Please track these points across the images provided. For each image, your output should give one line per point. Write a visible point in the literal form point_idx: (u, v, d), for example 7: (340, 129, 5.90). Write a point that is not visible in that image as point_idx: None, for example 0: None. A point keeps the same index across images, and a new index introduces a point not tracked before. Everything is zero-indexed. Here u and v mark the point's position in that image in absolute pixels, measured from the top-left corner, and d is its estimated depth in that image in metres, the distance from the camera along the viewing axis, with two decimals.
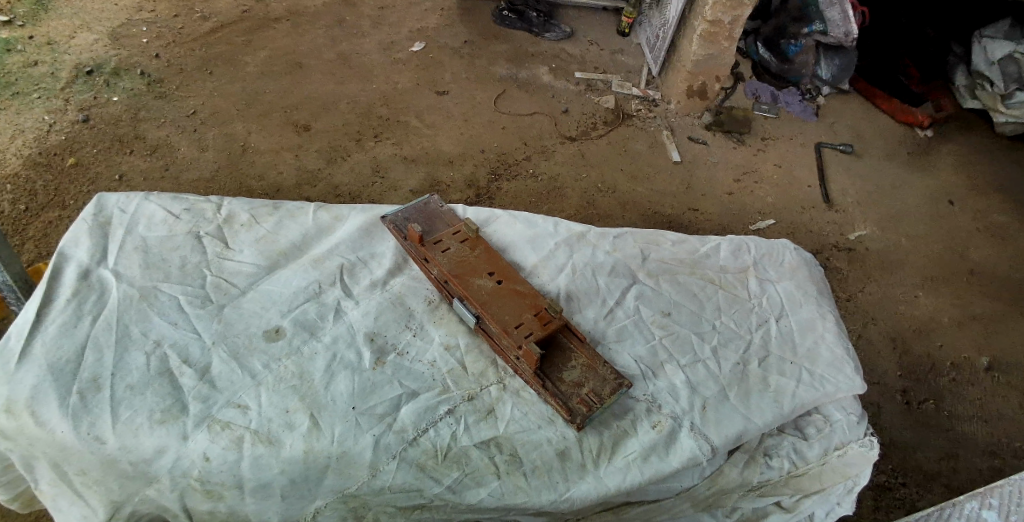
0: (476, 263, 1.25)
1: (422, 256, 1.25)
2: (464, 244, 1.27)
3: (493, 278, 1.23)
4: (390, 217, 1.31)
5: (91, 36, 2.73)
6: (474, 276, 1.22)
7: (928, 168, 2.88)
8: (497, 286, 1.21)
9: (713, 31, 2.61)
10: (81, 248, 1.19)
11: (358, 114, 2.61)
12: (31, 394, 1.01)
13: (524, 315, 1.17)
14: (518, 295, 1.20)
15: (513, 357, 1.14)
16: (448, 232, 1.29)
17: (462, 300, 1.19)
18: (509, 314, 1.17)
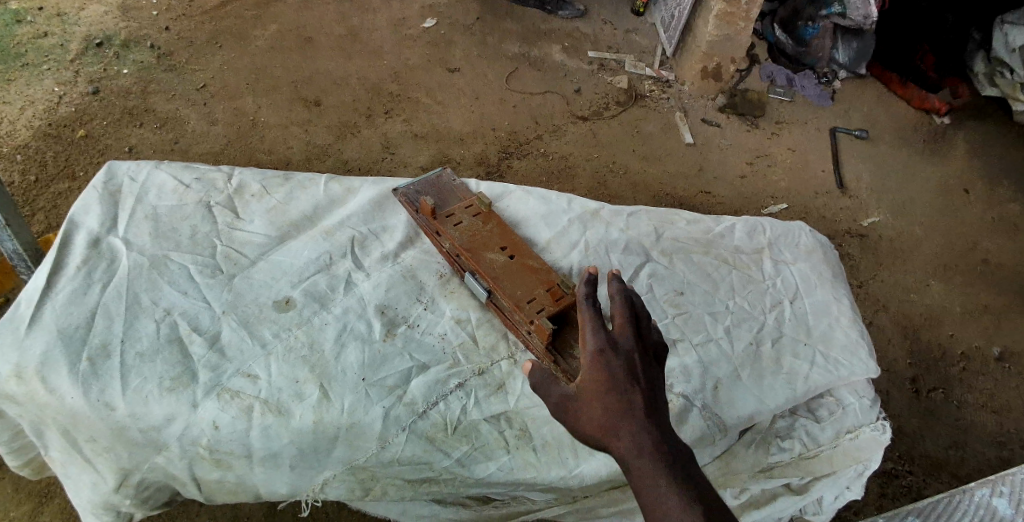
0: (489, 237, 1.23)
1: (434, 230, 1.24)
2: (476, 218, 1.26)
3: (505, 253, 1.21)
4: (402, 191, 1.31)
5: (101, 8, 2.71)
6: (486, 250, 1.21)
7: (944, 155, 2.84)
8: (509, 261, 1.20)
9: (730, 11, 2.56)
10: (91, 215, 1.18)
11: (368, 90, 2.59)
12: (41, 360, 1.01)
13: (536, 290, 1.16)
14: (529, 270, 1.19)
15: (525, 331, 1.12)
16: (460, 206, 1.28)
17: (474, 274, 1.18)
18: (521, 289, 1.15)
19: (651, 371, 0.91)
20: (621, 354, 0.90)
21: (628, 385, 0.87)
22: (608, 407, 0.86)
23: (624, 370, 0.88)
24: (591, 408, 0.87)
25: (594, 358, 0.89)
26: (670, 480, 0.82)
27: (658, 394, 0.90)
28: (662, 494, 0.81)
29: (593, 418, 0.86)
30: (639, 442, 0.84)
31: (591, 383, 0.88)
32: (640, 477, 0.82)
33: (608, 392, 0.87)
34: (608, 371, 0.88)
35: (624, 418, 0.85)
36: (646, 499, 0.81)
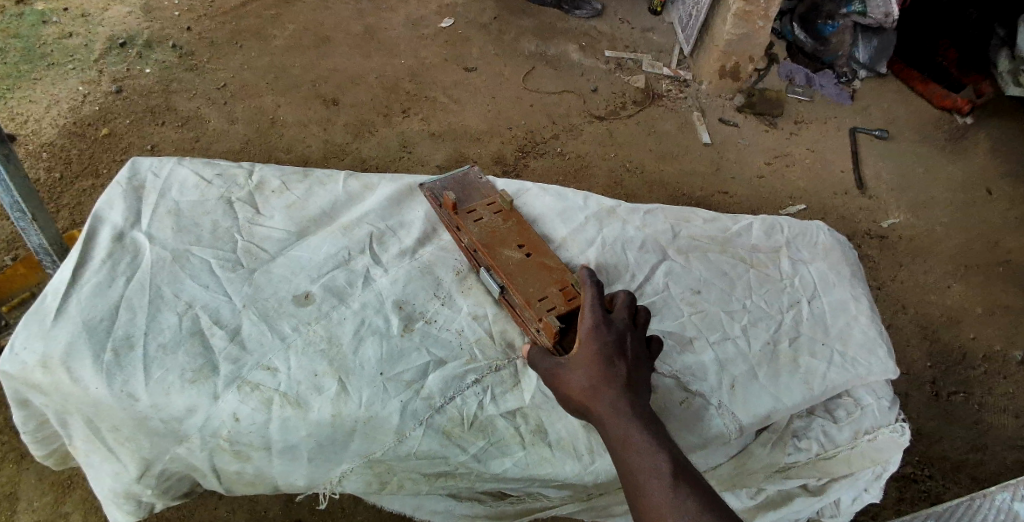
0: (508, 235, 1.24)
1: (454, 224, 1.25)
2: (497, 216, 1.27)
3: (522, 251, 1.22)
4: (426, 185, 1.32)
5: (125, 9, 2.76)
6: (505, 246, 1.21)
7: (966, 154, 2.80)
8: (525, 260, 1.20)
9: (748, 9, 2.55)
10: (115, 210, 1.21)
11: (385, 89, 2.60)
12: (66, 350, 1.03)
13: (550, 290, 1.16)
14: (546, 270, 1.19)
15: (534, 330, 1.12)
16: (483, 202, 1.28)
17: (489, 270, 1.19)
18: (533, 287, 1.16)
19: (639, 349, 1.02)
20: (613, 331, 1.01)
21: (615, 355, 0.98)
22: (593, 373, 0.97)
23: (613, 343, 0.99)
24: (579, 373, 0.98)
25: (586, 332, 1.00)
26: (644, 435, 0.93)
27: (643, 368, 1.01)
28: (636, 448, 0.92)
29: (580, 382, 0.97)
30: (620, 402, 0.95)
31: (583, 351, 0.99)
32: (618, 433, 0.93)
33: (596, 358, 0.98)
34: (597, 344, 0.99)
35: (607, 380, 0.96)
36: (622, 452, 0.93)
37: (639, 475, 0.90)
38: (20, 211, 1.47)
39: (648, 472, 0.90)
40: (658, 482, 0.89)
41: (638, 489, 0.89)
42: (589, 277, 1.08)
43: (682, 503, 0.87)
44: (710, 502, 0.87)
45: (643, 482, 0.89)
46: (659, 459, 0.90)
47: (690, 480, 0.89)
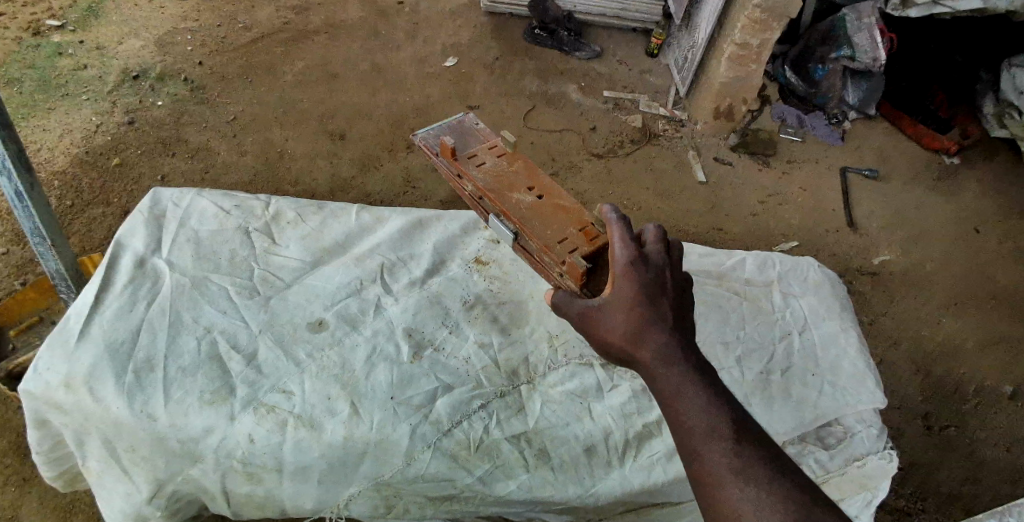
0: (517, 179, 1.32)
1: (456, 174, 1.35)
2: (495, 162, 1.36)
3: (527, 193, 1.30)
4: (420, 135, 1.44)
5: (138, 43, 2.86)
6: (515, 190, 1.30)
7: (957, 194, 2.88)
8: (532, 202, 1.28)
9: (742, 53, 2.65)
10: (136, 238, 1.26)
11: (391, 125, 2.69)
12: (89, 371, 1.08)
13: (563, 229, 1.23)
14: (554, 209, 1.27)
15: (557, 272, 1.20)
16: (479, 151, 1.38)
17: (498, 215, 1.28)
18: (544, 227, 1.23)
19: (676, 291, 1.03)
20: (648, 272, 1.02)
21: (653, 297, 1.00)
22: (631, 315, 0.99)
23: (649, 284, 1.01)
24: (618, 318, 1.00)
25: (620, 275, 1.02)
26: (692, 383, 0.92)
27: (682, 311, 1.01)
28: (687, 396, 0.91)
29: (617, 327, 1.00)
30: (663, 348, 0.96)
31: (621, 295, 1.01)
32: (664, 381, 0.94)
33: (634, 301, 0.99)
34: (630, 286, 1.01)
35: (646, 324, 0.98)
36: (669, 401, 0.92)
37: (690, 425, 0.89)
38: (40, 237, 1.52)
39: (702, 426, 0.88)
40: (709, 430, 0.88)
41: (690, 440, 0.88)
42: (617, 217, 1.09)
43: (738, 454, 0.85)
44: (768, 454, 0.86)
45: (694, 433, 0.88)
46: (710, 409, 0.89)
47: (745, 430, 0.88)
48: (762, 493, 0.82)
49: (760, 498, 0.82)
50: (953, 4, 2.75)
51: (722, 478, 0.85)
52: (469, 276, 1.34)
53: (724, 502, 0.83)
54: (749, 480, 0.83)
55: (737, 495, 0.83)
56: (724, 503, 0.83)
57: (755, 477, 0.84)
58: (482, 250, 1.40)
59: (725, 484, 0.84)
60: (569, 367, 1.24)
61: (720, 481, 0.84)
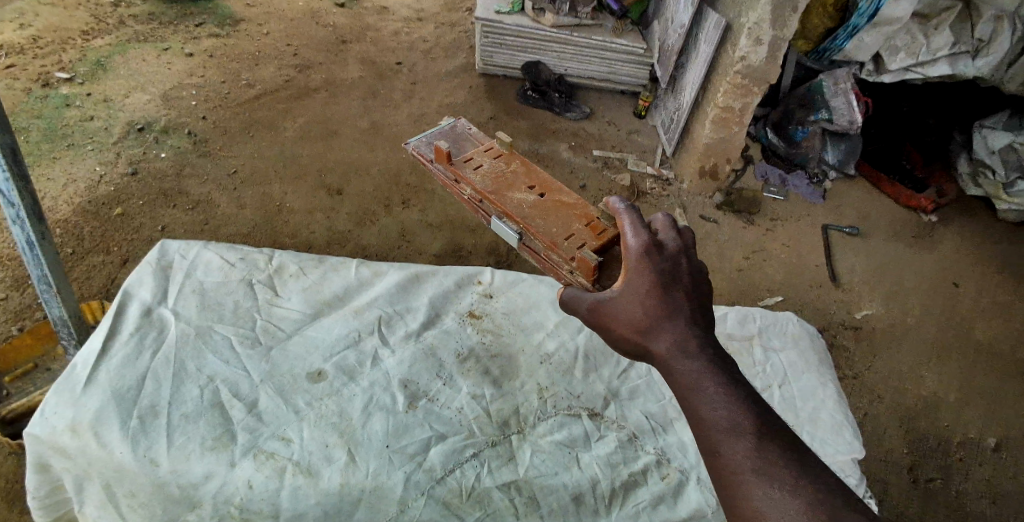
0: (513, 180, 1.48)
1: (455, 179, 1.49)
2: (491, 166, 1.52)
3: (525, 194, 1.45)
4: (415, 145, 1.59)
5: (144, 96, 2.97)
6: (513, 191, 1.45)
7: (936, 250, 2.98)
8: (532, 201, 1.43)
9: (725, 116, 2.78)
10: (143, 288, 1.36)
11: (388, 181, 2.78)
12: (95, 416, 1.17)
13: (565, 224, 1.38)
14: (553, 206, 1.42)
15: (566, 270, 1.30)
16: (474, 156, 1.54)
17: (501, 216, 1.41)
18: (547, 224, 1.37)
19: (689, 284, 1.09)
20: (663, 263, 1.08)
21: (667, 289, 1.06)
22: (648, 308, 1.06)
23: (664, 276, 1.07)
24: (635, 309, 1.07)
25: (636, 267, 1.08)
26: (711, 380, 0.99)
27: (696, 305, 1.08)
28: (706, 393, 0.99)
29: (632, 321, 1.06)
30: (680, 344, 1.03)
31: (637, 288, 1.07)
32: (682, 377, 1.01)
33: (650, 294, 1.06)
34: (645, 280, 1.07)
35: (661, 320, 1.05)
36: (688, 398, 1.00)
37: (710, 422, 0.96)
38: (46, 283, 1.57)
39: (722, 423, 0.96)
40: (729, 427, 0.95)
41: (711, 436, 0.96)
42: (628, 209, 1.14)
43: (757, 451, 0.93)
44: (787, 451, 0.93)
45: (716, 431, 0.96)
46: (730, 407, 0.97)
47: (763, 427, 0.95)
48: (782, 492, 0.90)
49: (780, 497, 0.90)
50: (924, 71, 2.99)
51: (744, 475, 0.93)
52: (463, 329, 1.45)
53: (745, 498, 0.91)
54: (770, 479, 0.91)
55: (758, 492, 0.91)
56: (745, 500, 0.91)
57: (775, 475, 0.91)
58: (475, 304, 1.51)
59: (747, 480, 0.92)
60: (558, 417, 1.35)
61: (742, 478, 0.92)
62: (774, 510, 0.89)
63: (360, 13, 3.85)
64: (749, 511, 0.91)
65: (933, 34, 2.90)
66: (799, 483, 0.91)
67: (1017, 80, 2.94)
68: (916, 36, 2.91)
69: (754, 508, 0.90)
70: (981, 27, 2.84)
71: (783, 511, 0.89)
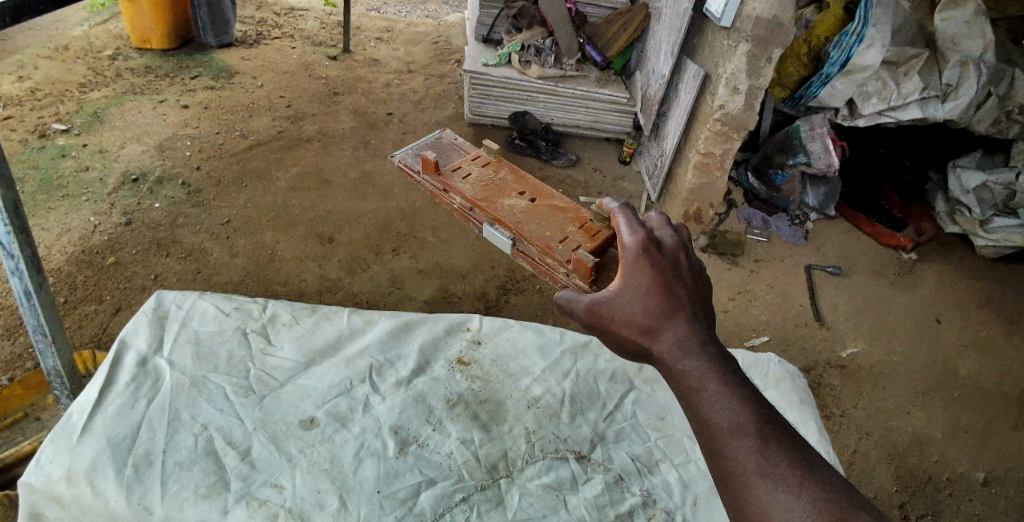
0: (499, 188, 1.62)
1: (445, 190, 1.62)
2: (478, 176, 1.65)
3: (515, 200, 1.58)
4: (401, 159, 1.72)
5: (139, 148, 3.04)
6: (503, 198, 1.58)
7: (917, 288, 3.04)
8: (522, 206, 1.57)
9: (706, 162, 2.88)
10: (139, 338, 1.41)
11: (378, 229, 2.84)
12: (90, 465, 1.21)
13: (556, 227, 1.52)
14: (542, 209, 1.56)
15: (563, 273, 1.43)
16: (461, 167, 1.67)
17: (494, 222, 1.55)
18: (539, 227, 1.51)
19: (687, 285, 1.12)
20: (660, 263, 1.12)
21: (666, 287, 1.10)
22: (649, 306, 1.08)
23: (662, 274, 1.11)
24: (635, 308, 1.08)
25: (634, 266, 1.11)
26: (714, 379, 1.00)
27: (694, 306, 1.10)
28: (709, 392, 0.99)
29: (631, 321, 1.08)
30: (681, 344, 1.04)
31: (637, 286, 1.10)
32: (684, 378, 1.02)
33: (650, 292, 1.08)
34: (644, 279, 1.10)
35: (662, 320, 1.06)
36: (691, 398, 1.00)
37: (713, 422, 0.97)
38: (42, 333, 1.60)
39: (726, 423, 0.97)
40: (733, 425, 0.96)
41: (715, 436, 0.96)
42: (626, 215, 1.20)
43: (762, 451, 0.94)
44: (790, 452, 0.95)
45: (720, 431, 0.96)
46: (733, 407, 0.97)
47: (766, 427, 0.96)
48: (789, 494, 0.91)
49: (786, 498, 0.91)
50: (895, 115, 3.07)
51: (749, 476, 0.93)
52: (452, 375, 1.49)
53: (751, 500, 0.92)
54: (776, 479, 0.92)
55: (764, 493, 0.92)
56: (751, 501, 0.92)
57: (780, 474, 0.92)
58: (464, 351, 1.55)
59: (752, 481, 0.93)
60: (546, 461, 1.38)
61: (747, 479, 0.93)
62: (780, 508, 0.90)
63: (352, 67, 3.98)
64: (755, 512, 0.91)
65: (903, 80, 3.02)
66: (804, 483, 0.92)
67: (983, 122, 3.08)
68: (887, 82, 3.02)
69: (761, 509, 0.91)
70: (948, 72, 2.95)
71: (789, 512, 0.89)
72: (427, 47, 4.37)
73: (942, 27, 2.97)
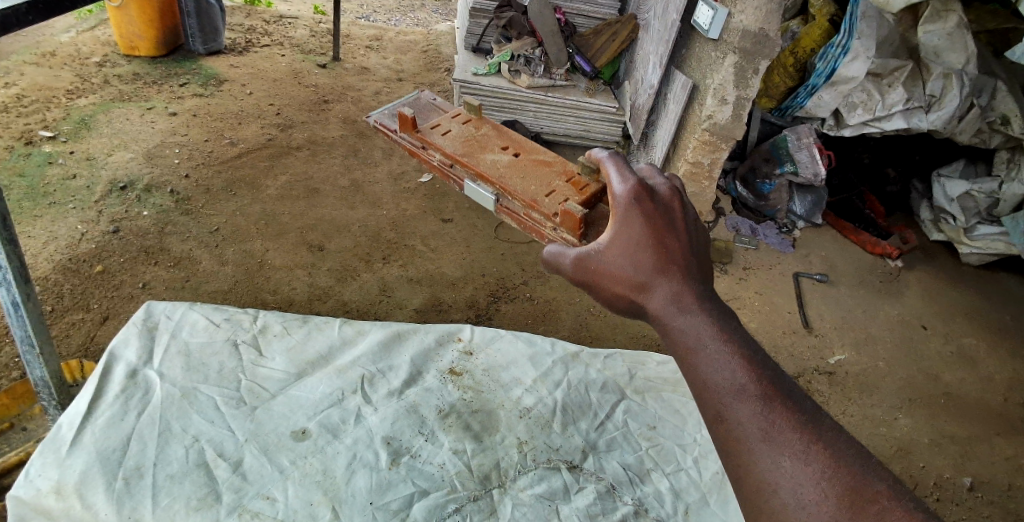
0: (483, 150, 1.79)
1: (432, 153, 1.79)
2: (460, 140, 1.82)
3: (500, 161, 1.75)
4: (383, 124, 1.88)
5: (127, 155, 3.02)
6: (488, 160, 1.75)
7: (902, 296, 3.08)
8: (507, 166, 1.74)
9: (694, 171, 2.91)
10: (129, 350, 1.42)
11: (368, 238, 2.83)
12: (80, 478, 1.20)
13: (541, 184, 1.68)
14: (527, 169, 1.72)
15: (549, 227, 1.57)
16: (443, 133, 1.84)
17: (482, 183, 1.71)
18: (524, 184, 1.68)
19: (680, 236, 1.11)
20: (652, 215, 1.11)
21: (658, 241, 1.09)
22: (641, 262, 1.07)
23: (654, 228, 1.10)
24: (625, 264, 1.09)
25: (625, 218, 1.11)
26: (711, 337, 0.98)
27: (689, 260, 1.08)
28: (707, 354, 0.97)
29: (621, 276, 1.09)
30: (673, 299, 1.03)
31: (627, 241, 1.10)
32: (678, 335, 1.00)
33: (641, 248, 1.08)
34: (633, 233, 1.10)
35: (653, 275, 1.06)
36: (687, 358, 0.98)
37: (713, 384, 0.94)
38: (29, 343, 1.59)
39: (727, 387, 0.93)
40: (733, 389, 0.93)
41: (715, 400, 0.94)
42: (618, 170, 1.20)
43: (767, 415, 0.91)
44: (797, 416, 0.91)
45: (721, 394, 0.93)
46: (733, 370, 0.94)
47: (769, 389, 0.93)
48: (794, 462, 0.88)
49: (793, 466, 0.88)
50: (879, 126, 3.14)
51: (752, 443, 0.90)
52: (444, 386, 1.50)
53: (755, 468, 0.89)
54: (782, 447, 0.89)
55: (767, 460, 0.89)
56: (754, 467, 0.90)
57: (787, 442, 0.89)
58: (456, 361, 1.57)
59: (755, 449, 0.90)
60: (538, 470, 1.38)
61: (751, 446, 0.90)
62: (787, 479, 0.88)
63: (342, 74, 3.99)
64: (759, 480, 0.89)
65: (887, 91, 3.06)
66: (812, 451, 0.89)
67: (966, 131, 3.15)
68: (871, 93, 3.08)
69: (765, 477, 0.89)
70: (932, 83, 2.99)
71: (796, 480, 0.87)
72: (417, 56, 4.39)
73: (924, 39, 2.97)
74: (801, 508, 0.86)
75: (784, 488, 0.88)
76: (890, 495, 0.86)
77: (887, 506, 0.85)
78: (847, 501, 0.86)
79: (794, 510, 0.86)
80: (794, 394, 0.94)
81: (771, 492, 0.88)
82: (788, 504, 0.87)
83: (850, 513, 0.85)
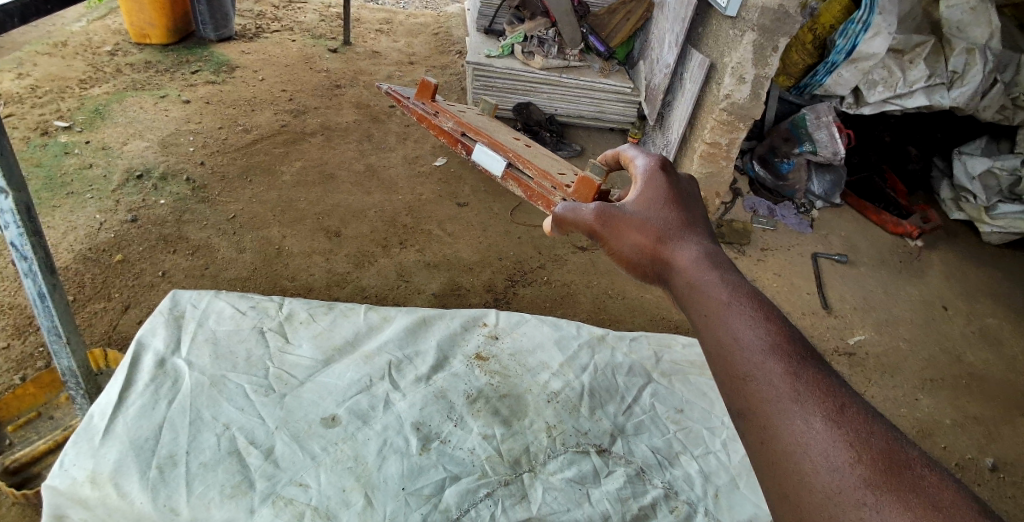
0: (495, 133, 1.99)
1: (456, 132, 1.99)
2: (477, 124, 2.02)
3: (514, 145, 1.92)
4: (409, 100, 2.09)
5: (142, 143, 3.03)
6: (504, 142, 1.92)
7: (922, 277, 3.04)
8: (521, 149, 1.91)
9: (712, 151, 2.86)
10: (158, 337, 1.44)
11: (385, 223, 2.83)
12: (114, 467, 1.22)
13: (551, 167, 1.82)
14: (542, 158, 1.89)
15: (558, 195, 1.69)
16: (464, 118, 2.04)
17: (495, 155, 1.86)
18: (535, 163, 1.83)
19: (699, 209, 1.16)
20: (676, 180, 1.16)
21: (681, 205, 1.13)
22: (669, 218, 1.10)
23: (676, 193, 1.15)
24: (652, 219, 1.11)
25: (651, 178, 1.16)
26: (740, 296, 0.98)
27: (706, 228, 1.12)
28: (735, 311, 0.96)
29: (646, 228, 1.09)
30: (701, 256, 1.05)
31: (654, 197, 1.14)
32: (705, 292, 1.00)
33: (667, 205, 1.12)
34: (658, 192, 1.14)
35: (678, 232, 1.08)
36: (714, 313, 0.97)
37: (743, 341, 0.93)
38: (56, 334, 1.59)
39: (755, 343, 0.93)
40: (760, 345, 0.92)
41: (742, 356, 0.92)
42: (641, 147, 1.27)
43: (796, 374, 0.89)
44: (827, 379, 0.89)
45: (751, 352, 0.92)
46: (761, 328, 0.94)
47: (798, 352, 0.92)
48: (826, 423, 0.85)
49: (823, 425, 0.85)
50: (901, 103, 3.06)
51: (781, 402, 0.88)
52: (471, 371, 1.51)
53: (783, 428, 0.86)
54: (812, 406, 0.86)
55: (798, 418, 0.86)
56: (781, 426, 0.86)
57: (818, 402, 0.87)
58: (482, 346, 1.58)
59: (785, 408, 0.87)
60: (567, 455, 1.38)
61: (778, 404, 0.88)
62: (817, 439, 0.84)
63: (352, 58, 3.97)
64: (787, 440, 0.85)
65: (908, 68, 3.01)
66: (843, 412, 0.86)
67: (989, 109, 3.10)
68: (892, 70, 3.02)
69: (793, 437, 0.85)
70: (954, 59, 2.95)
71: (827, 440, 0.83)
72: (427, 39, 4.35)
73: (947, 14, 3.00)
74: (832, 470, 0.82)
75: (814, 449, 0.84)
76: (924, 462, 0.81)
77: (923, 472, 0.79)
78: (883, 463, 0.80)
79: (825, 471, 0.82)
80: (820, 359, 0.93)
81: (801, 452, 0.84)
82: (819, 467, 0.83)
83: (887, 478, 0.79)
